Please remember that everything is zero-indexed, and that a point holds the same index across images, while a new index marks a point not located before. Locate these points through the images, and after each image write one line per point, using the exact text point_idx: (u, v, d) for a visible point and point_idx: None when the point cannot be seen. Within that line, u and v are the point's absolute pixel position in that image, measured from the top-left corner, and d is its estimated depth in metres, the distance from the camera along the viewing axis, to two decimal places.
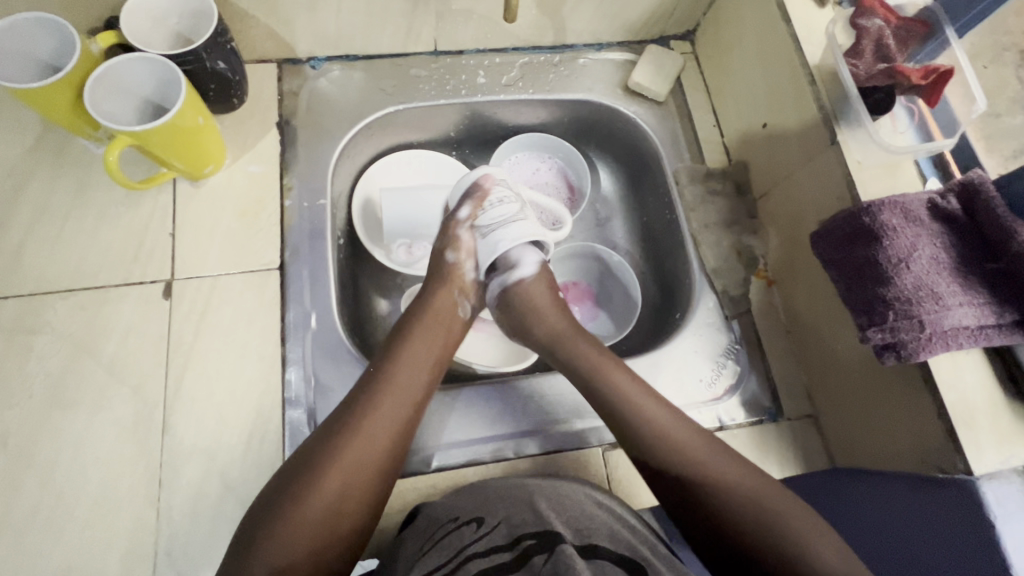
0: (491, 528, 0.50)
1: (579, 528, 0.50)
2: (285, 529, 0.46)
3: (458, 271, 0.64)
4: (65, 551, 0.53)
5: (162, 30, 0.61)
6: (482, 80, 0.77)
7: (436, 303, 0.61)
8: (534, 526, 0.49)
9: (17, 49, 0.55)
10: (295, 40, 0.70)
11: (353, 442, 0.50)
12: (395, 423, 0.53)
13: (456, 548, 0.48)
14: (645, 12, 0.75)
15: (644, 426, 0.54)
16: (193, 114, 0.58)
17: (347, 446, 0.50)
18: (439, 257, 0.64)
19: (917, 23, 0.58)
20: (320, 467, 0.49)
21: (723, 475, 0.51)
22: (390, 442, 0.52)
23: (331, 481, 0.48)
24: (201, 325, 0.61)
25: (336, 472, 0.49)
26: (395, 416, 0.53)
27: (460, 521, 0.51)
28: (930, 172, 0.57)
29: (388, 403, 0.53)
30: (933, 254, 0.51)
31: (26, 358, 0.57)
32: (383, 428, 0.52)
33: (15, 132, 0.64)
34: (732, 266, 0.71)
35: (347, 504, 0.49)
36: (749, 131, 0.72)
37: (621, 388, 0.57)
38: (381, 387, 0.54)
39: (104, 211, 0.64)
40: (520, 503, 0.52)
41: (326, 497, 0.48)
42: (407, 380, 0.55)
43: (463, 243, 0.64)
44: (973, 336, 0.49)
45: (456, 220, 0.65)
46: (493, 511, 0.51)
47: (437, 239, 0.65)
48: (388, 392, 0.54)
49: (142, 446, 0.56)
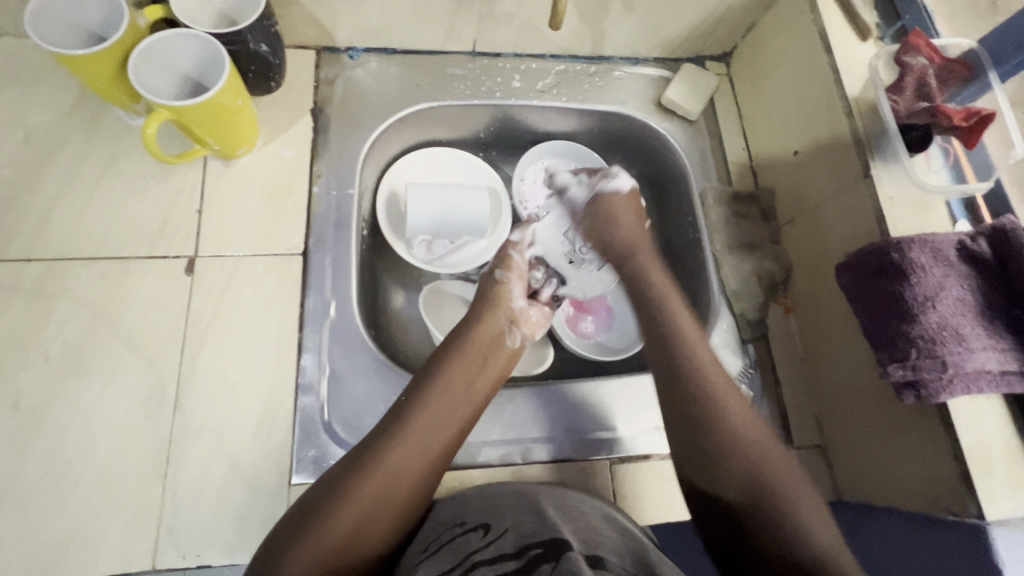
0: (498, 536, 0.49)
1: (587, 539, 0.49)
2: (319, 527, 0.46)
3: (508, 291, 0.67)
4: (66, 520, 0.52)
5: (208, 9, 0.62)
6: (517, 84, 0.77)
7: (479, 332, 0.62)
8: (543, 537, 0.47)
9: (66, 17, 0.56)
10: (336, 29, 0.70)
11: (400, 447, 0.51)
12: (441, 437, 0.54)
13: (463, 552, 0.48)
14: (685, 30, 0.76)
15: (705, 407, 0.55)
16: (233, 95, 0.58)
17: (398, 450, 0.51)
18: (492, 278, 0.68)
19: (961, 64, 0.58)
20: (367, 470, 0.49)
21: (768, 474, 0.51)
22: (428, 460, 0.52)
23: (378, 484, 0.49)
24: (221, 304, 0.61)
25: (381, 474, 0.50)
26: (426, 456, 0.52)
27: (467, 527, 0.52)
28: (960, 214, 0.57)
29: (436, 418, 0.54)
30: (959, 295, 0.51)
31: (44, 323, 0.58)
32: (408, 470, 0.51)
33: (54, 97, 0.65)
34: (752, 290, 0.70)
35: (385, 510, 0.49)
36: (778, 157, 0.72)
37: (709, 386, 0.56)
38: (430, 400, 0.55)
39: (133, 183, 0.64)
40: (527, 513, 0.51)
41: (363, 501, 0.48)
42: (455, 396, 0.56)
43: (515, 266, 0.68)
44: (993, 382, 0.50)
45: (508, 243, 0.70)
46: (500, 520, 0.51)
47: (495, 262, 0.69)
48: (440, 407, 0.55)
49: (151, 420, 0.56)
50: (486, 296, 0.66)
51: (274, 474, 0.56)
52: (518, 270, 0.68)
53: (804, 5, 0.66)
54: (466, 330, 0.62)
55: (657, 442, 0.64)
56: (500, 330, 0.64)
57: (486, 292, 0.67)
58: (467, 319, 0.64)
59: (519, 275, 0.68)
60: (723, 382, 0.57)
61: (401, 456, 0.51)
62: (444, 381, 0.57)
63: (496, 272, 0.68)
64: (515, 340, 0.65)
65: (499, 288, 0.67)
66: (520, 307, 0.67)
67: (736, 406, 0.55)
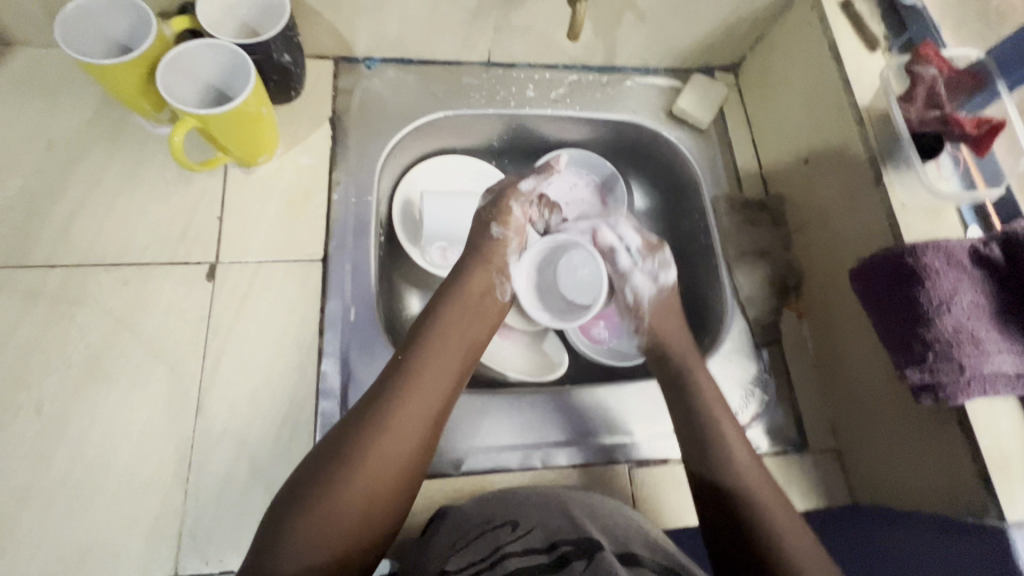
0: (527, 532, 0.50)
1: (617, 538, 0.50)
2: (336, 492, 0.47)
3: (503, 248, 0.67)
4: (88, 525, 0.52)
5: (232, 20, 0.63)
6: (530, 94, 0.79)
7: (471, 289, 0.64)
8: (571, 535, 0.49)
9: (93, 27, 0.57)
10: (355, 39, 0.72)
11: (402, 406, 0.52)
12: (438, 388, 0.55)
13: (494, 546, 0.49)
14: (695, 41, 0.77)
15: (711, 425, 0.58)
16: (257, 104, 0.59)
17: (402, 405, 0.53)
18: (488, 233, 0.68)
19: (969, 76, 0.59)
20: (373, 429, 0.50)
21: (754, 485, 0.55)
22: (429, 417, 0.54)
23: (387, 439, 0.50)
24: (242, 309, 0.62)
25: (390, 432, 0.51)
26: (425, 412, 0.53)
27: (494, 523, 0.51)
28: (971, 220, 0.58)
29: (432, 374, 0.56)
30: (974, 300, 0.52)
31: (67, 328, 0.58)
32: (413, 428, 0.52)
33: (77, 106, 0.66)
34: (765, 295, 0.71)
35: (398, 468, 0.50)
36: (789, 165, 0.73)
37: (709, 400, 0.60)
38: (424, 358, 0.56)
39: (155, 190, 0.65)
40: (554, 510, 0.52)
41: (375, 461, 0.49)
42: (451, 351, 0.58)
43: (511, 221, 0.68)
44: (1010, 384, 0.51)
45: (511, 194, 0.69)
46: (527, 516, 0.52)
47: (486, 210, 0.69)
48: (434, 364, 0.56)
49: (173, 426, 0.56)
50: (477, 251, 0.67)
51: None
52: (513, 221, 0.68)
53: (813, 17, 0.68)
54: (459, 288, 0.63)
55: (674, 446, 0.64)
56: (492, 286, 0.65)
57: (477, 248, 0.67)
58: (457, 277, 0.65)
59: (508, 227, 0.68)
60: (717, 397, 0.61)
61: (405, 414, 0.52)
62: (438, 336, 0.59)
63: (491, 225, 0.68)
64: (504, 294, 0.67)
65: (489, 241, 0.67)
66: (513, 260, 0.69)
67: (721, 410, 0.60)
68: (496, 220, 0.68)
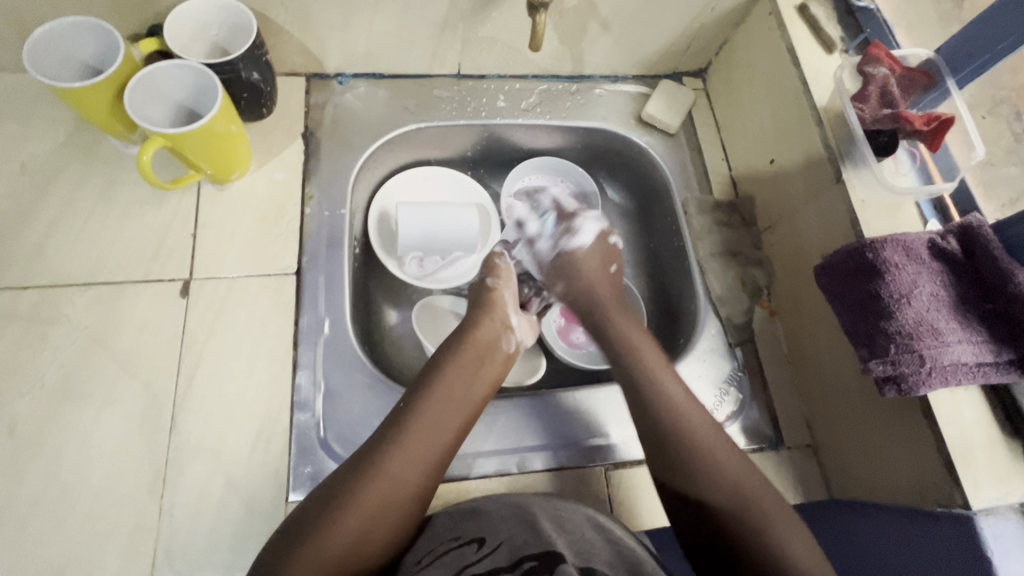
0: (492, 549, 0.51)
1: (580, 550, 0.51)
2: (325, 540, 0.46)
3: (499, 296, 0.68)
4: (61, 545, 0.52)
5: (201, 40, 0.64)
6: (501, 104, 0.80)
7: (477, 339, 0.63)
8: (536, 549, 0.49)
9: (62, 52, 0.58)
10: (326, 56, 0.73)
11: (399, 455, 0.52)
12: (437, 439, 0.54)
13: (458, 566, 0.50)
14: (661, 48, 0.79)
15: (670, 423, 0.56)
16: (226, 122, 0.60)
17: (400, 451, 0.52)
18: (482, 287, 0.69)
19: (921, 74, 0.60)
20: (366, 474, 0.50)
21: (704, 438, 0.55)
22: (426, 464, 0.53)
23: (377, 486, 0.50)
24: (216, 324, 0.62)
25: (383, 480, 0.50)
26: (420, 462, 0.52)
27: (461, 539, 0.52)
28: (930, 214, 0.60)
29: (431, 426, 0.55)
30: (932, 292, 0.53)
31: (41, 349, 0.58)
32: (406, 477, 0.51)
33: (50, 129, 0.66)
34: (737, 294, 0.72)
35: (385, 517, 0.50)
36: (756, 167, 0.75)
37: (658, 379, 0.60)
38: (425, 405, 0.56)
39: (129, 209, 0.65)
40: (522, 523, 0.52)
41: (366, 506, 0.49)
42: (453, 398, 0.57)
43: (502, 272, 0.70)
44: (971, 373, 0.51)
45: (494, 253, 0.72)
46: (494, 532, 0.52)
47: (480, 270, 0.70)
48: (433, 413, 0.55)
49: (146, 443, 0.56)
50: (480, 304, 0.67)
51: (269, 491, 0.56)
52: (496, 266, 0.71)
53: (771, 22, 0.70)
54: (463, 336, 0.63)
55: None
56: (499, 336, 0.65)
57: (477, 302, 0.68)
58: (463, 327, 0.65)
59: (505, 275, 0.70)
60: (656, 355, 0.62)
61: (400, 462, 0.52)
62: (440, 383, 0.58)
63: (486, 280, 0.69)
64: (510, 344, 0.66)
65: (492, 291, 0.68)
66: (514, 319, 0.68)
67: (667, 372, 0.60)
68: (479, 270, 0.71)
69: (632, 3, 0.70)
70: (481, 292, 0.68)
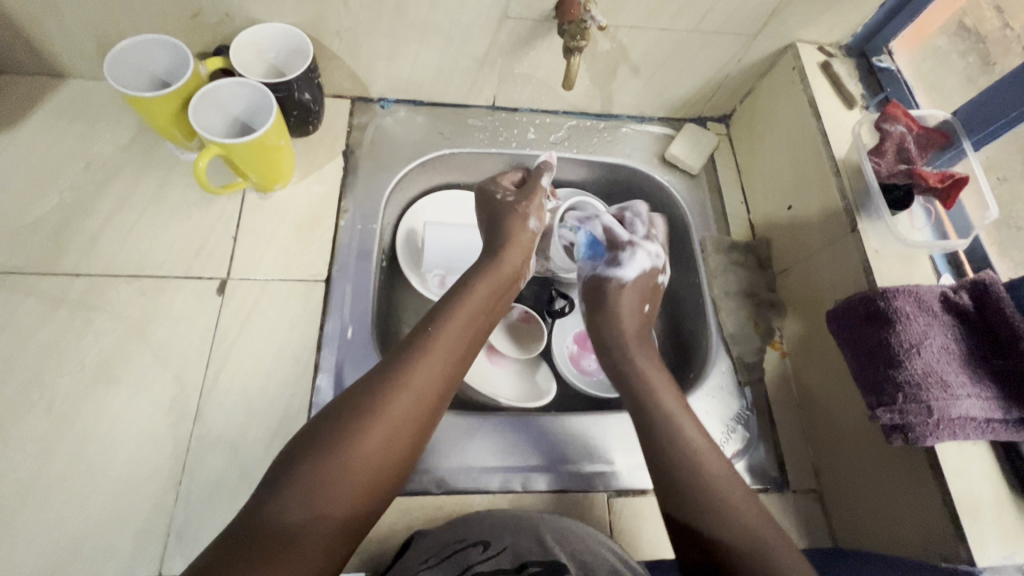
0: (497, 552, 0.52)
1: (584, 563, 0.52)
2: (353, 444, 0.49)
3: (526, 233, 0.70)
4: (81, 521, 0.55)
5: (261, 62, 0.69)
6: (531, 136, 0.84)
7: (501, 271, 0.67)
8: (540, 556, 0.51)
9: (138, 65, 0.64)
10: (371, 82, 0.78)
11: (421, 369, 0.55)
12: (452, 358, 0.58)
13: (463, 566, 0.51)
14: (687, 94, 0.83)
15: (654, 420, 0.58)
16: (276, 136, 0.65)
17: (420, 368, 0.55)
18: (517, 221, 0.70)
19: (937, 134, 0.63)
20: (390, 390, 0.53)
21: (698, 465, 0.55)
22: (444, 379, 0.57)
23: (404, 397, 0.53)
24: (246, 322, 0.65)
25: (405, 393, 0.53)
26: (438, 378, 0.56)
27: (467, 542, 0.53)
28: (944, 268, 0.61)
29: (449, 346, 0.59)
30: (943, 344, 0.54)
31: (84, 333, 0.62)
32: (428, 391, 0.55)
33: (116, 132, 0.73)
34: (749, 333, 0.73)
35: (408, 427, 0.53)
36: (774, 211, 0.77)
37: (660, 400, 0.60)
38: (446, 326, 0.60)
39: (178, 209, 0.70)
40: (528, 533, 0.54)
41: (392, 417, 0.52)
42: (469, 323, 0.62)
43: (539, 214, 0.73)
44: (979, 429, 0.52)
45: (542, 187, 0.74)
46: (499, 537, 0.54)
47: (518, 201, 0.71)
48: (454, 335, 0.60)
49: (171, 429, 0.59)
50: (505, 233, 0.69)
51: None
52: (538, 206, 0.72)
53: (795, 76, 0.73)
54: (490, 266, 0.67)
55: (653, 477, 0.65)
56: (519, 269, 0.69)
57: (501, 228, 0.70)
58: (491, 255, 0.68)
59: (538, 214, 0.72)
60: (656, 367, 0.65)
61: (422, 375, 0.55)
62: (461, 309, 0.62)
63: (525, 218, 0.71)
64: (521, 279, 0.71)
65: (523, 228, 0.70)
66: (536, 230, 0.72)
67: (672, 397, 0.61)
68: (523, 200, 0.71)
69: (662, 50, 0.74)
70: (509, 225, 0.70)
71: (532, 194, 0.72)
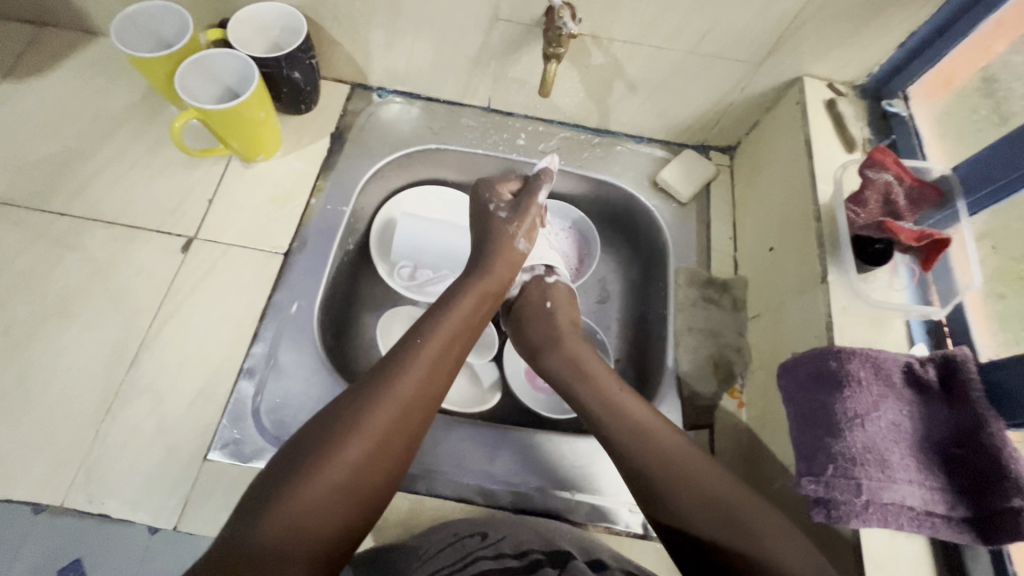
0: (495, 539, 0.53)
1: (585, 550, 0.53)
2: (333, 461, 0.48)
3: (516, 255, 0.69)
4: (8, 440, 0.58)
5: (263, 38, 0.72)
6: (521, 142, 0.83)
7: (490, 290, 0.65)
8: (541, 545, 0.52)
9: (145, 27, 0.68)
10: (369, 70, 0.80)
11: (404, 385, 0.54)
12: (438, 375, 0.57)
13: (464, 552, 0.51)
14: (688, 119, 0.79)
15: (626, 434, 0.57)
16: (257, 108, 0.67)
17: (396, 387, 0.53)
18: (511, 245, 0.69)
19: (931, 189, 0.57)
20: (371, 407, 0.52)
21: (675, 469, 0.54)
22: (428, 393, 0.55)
23: (383, 413, 0.52)
24: (201, 282, 0.68)
25: (384, 409, 0.52)
26: (421, 394, 0.55)
27: (462, 534, 0.54)
28: (919, 337, 0.55)
29: (431, 361, 0.57)
30: (893, 419, 0.48)
31: (54, 267, 0.66)
32: (409, 405, 0.53)
33: (128, 89, 0.78)
34: (705, 376, 0.68)
35: (390, 442, 0.52)
36: (757, 252, 0.72)
37: (621, 403, 0.60)
38: (430, 341, 0.58)
39: (165, 167, 0.74)
40: (525, 529, 0.55)
41: (373, 435, 0.51)
42: (454, 339, 0.60)
43: (529, 232, 0.70)
44: (914, 520, 0.46)
45: (533, 198, 0.71)
46: (496, 527, 0.54)
47: (514, 222, 0.69)
48: (438, 350, 0.58)
49: (109, 370, 0.62)
50: (498, 253, 0.68)
51: (193, 443, 0.60)
52: (528, 225, 0.70)
53: (797, 111, 0.69)
54: (478, 283, 0.65)
55: (566, 506, 0.62)
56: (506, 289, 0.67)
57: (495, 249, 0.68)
58: (480, 273, 0.66)
59: (529, 233, 0.70)
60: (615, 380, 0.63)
61: (403, 391, 0.54)
62: (448, 325, 0.60)
63: (516, 239, 0.69)
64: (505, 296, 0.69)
65: (512, 250, 0.69)
66: (522, 249, 0.70)
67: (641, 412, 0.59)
68: (513, 216, 0.69)
69: (660, 70, 0.72)
70: (500, 249, 0.68)
71: (525, 213, 0.70)
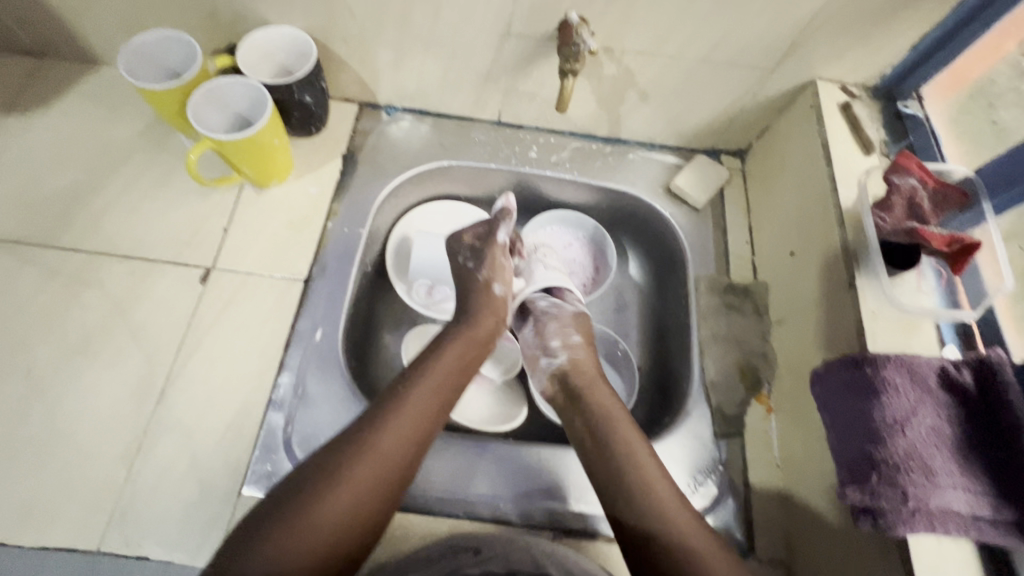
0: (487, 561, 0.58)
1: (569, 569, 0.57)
2: (313, 512, 0.49)
3: (496, 298, 0.70)
4: (37, 486, 0.57)
5: (271, 62, 0.72)
6: (533, 154, 0.83)
7: (477, 331, 0.66)
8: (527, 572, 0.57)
9: (152, 57, 0.67)
10: (378, 89, 0.79)
11: (391, 433, 0.54)
12: (427, 420, 0.57)
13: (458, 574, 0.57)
14: (700, 125, 0.79)
15: (634, 492, 0.55)
16: (271, 135, 0.66)
17: (382, 436, 0.54)
18: (486, 288, 0.70)
19: (957, 192, 0.58)
20: (355, 457, 0.52)
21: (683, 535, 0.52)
22: (416, 442, 0.55)
23: (366, 463, 0.52)
24: (222, 313, 0.67)
25: (370, 458, 0.52)
26: (408, 443, 0.55)
27: (457, 546, 0.58)
28: (950, 337, 0.56)
29: (420, 408, 0.57)
30: (933, 425, 0.49)
31: (72, 306, 0.65)
32: (395, 453, 0.53)
33: (134, 119, 0.77)
34: (733, 383, 0.69)
35: (373, 493, 0.52)
36: (777, 256, 0.72)
37: (634, 453, 0.57)
38: (421, 387, 0.58)
39: (178, 197, 0.73)
40: (520, 549, 0.58)
41: (355, 485, 0.51)
42: (443, 382, 0.60)
43: (501, 271, 0.71)
44: (961, 525, 0.47)
45: (497, 244, 0.72)
46: (489, 546, 0.58)
47: (484, 271, 0.70)
48: (427, 395, 0.58)
49: (135, 409, 0.61)
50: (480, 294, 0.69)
51: (225, 479, 0.59)
52: (498, 269, 0.71)
53: (812, 115, 0.69)
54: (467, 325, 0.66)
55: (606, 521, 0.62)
56: (495, 330, 0.68)
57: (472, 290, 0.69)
58: (467, 316, 0.67)
59: (503, 278, 0.71)
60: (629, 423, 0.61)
61: (390, 439, 0.54)
62: (436, 369, 0.61)
63: (493, 282, 0.70)
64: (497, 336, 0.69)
65: (490, 296, 0.70)
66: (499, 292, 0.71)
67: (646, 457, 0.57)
68: (483, 266, 0.70)
69: (672, 78, 0.72)
70: (478, 292, 0.69)
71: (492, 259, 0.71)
